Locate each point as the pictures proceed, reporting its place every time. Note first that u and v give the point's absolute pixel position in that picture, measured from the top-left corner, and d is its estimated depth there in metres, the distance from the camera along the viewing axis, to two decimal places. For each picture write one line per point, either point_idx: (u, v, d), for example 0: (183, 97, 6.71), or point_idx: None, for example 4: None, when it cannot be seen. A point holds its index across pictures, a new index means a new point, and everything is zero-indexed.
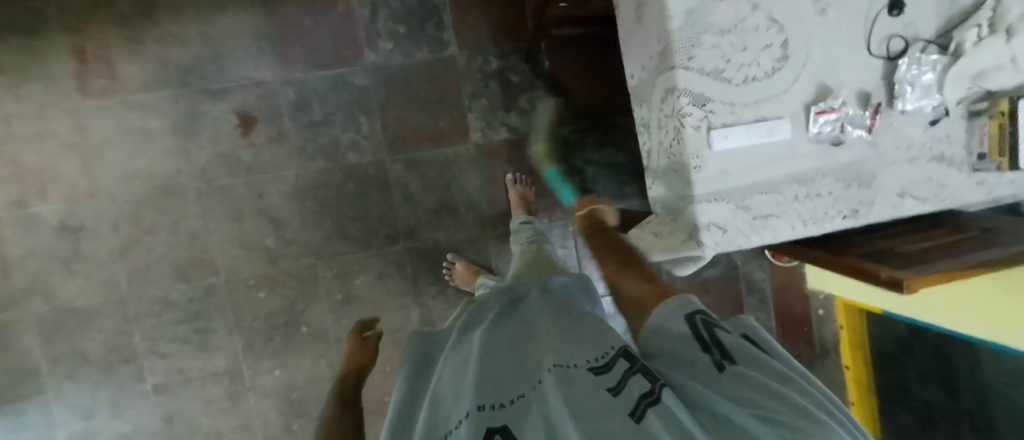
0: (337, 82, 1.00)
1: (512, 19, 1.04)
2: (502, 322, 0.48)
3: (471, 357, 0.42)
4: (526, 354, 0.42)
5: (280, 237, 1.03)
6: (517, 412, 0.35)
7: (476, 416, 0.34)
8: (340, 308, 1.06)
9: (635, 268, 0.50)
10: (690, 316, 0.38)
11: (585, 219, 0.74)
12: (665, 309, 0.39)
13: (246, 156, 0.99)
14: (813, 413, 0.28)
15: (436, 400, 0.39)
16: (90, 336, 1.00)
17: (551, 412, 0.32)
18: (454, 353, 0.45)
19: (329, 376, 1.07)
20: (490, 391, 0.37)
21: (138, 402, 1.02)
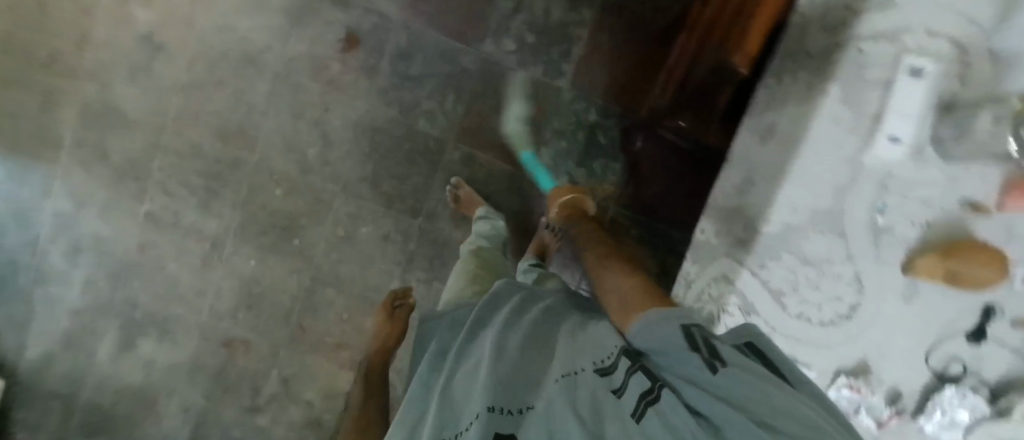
0: (447, 53, 1.01)
1: (632, 84, 1.00)
2: (512, 321, 0.52)
3: (481, 358, 0.47)
4: (530, 359, 0.46)
5: (321, 153, 1.03)
6: (525, 421, 0.39)
7: (484, 419, 0.39)
8: (336, 242, 1.06)
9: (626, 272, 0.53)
10: (685, 326, 0.39)
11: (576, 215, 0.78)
12: (659, 318, 0.40)
13: (333, 69, 1.01)
14: (801, 421, 0.30)
15: (449, 402, 0.45)
16: (118, 141, 1.03)
17: (555, 424, 0.37)
18: (469, 355, 0.50)
19: (293, 293, 1.08)
20: (500, 396, 0.41)
21: (124, 218, 1.05)
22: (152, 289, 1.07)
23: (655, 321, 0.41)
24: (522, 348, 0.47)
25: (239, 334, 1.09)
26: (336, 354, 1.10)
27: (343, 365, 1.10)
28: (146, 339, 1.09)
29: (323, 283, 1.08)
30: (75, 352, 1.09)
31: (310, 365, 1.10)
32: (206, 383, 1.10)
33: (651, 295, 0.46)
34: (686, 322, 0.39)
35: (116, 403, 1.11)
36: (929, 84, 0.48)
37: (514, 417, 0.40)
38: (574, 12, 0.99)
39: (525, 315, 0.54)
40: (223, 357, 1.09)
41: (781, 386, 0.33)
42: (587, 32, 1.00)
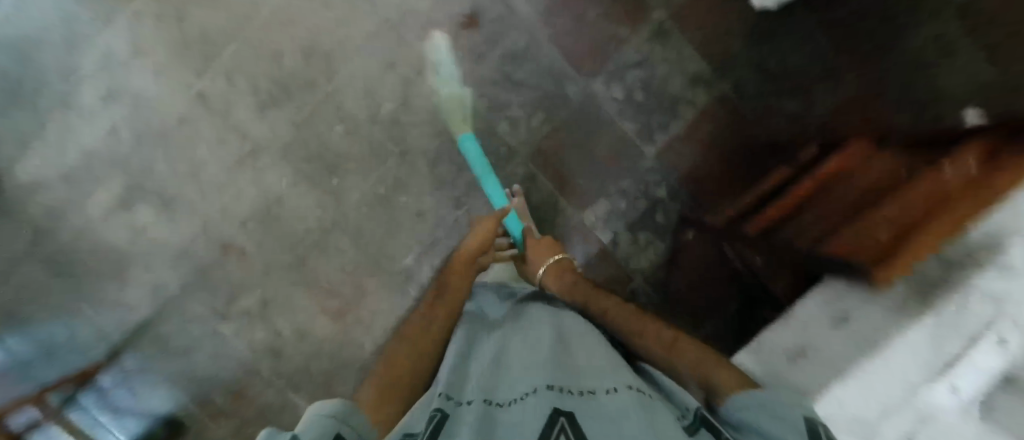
0: (557, 72, 0.99)
1: (708, 181, 1.02)
2: (570, 329, 0.58)
3: (541, 343, 0.52)
4: (590, 362, 0.49)
5: (396, 110, 1.01)
6: (585, 403, 0.41)
7: (546, 395, 0.41)
8: (373, 197, 1.04)
9: (661, 324, 0.60)
10: (811, 418, 0.38)
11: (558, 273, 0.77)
12: (769, 398, 0.41)
13: (443, 39, 0.99)
14: None
15: (505, 370, 0.48)
16: (204, 12, 0.99)
17: (620, 414, 0.38)
18: (526, 336, 0.55)
19: (309, 227, 1.04)
20: (561, 381, 0.44)
21: (174, 87, 1.00)
22: (173, 165, 1.02)
23: (774, 403, 0.40)
24: (581, 351, 0.52)
25: (239, 241, 1.05)
26: (323, 301, 1.06)
27: (325, 313, 1.06)
28: (146, 207, 1.03)
29: (342, 230, 1.05)
30: (67, 191, 1.02)
31: (293, 302, 1.06)
32: (188, 272, 1.05)
33: (708, 351, 0.53)
34: (811, 413, 0.39)
35: (85, 254, 1.03)
36: (1006, 357, 0.51)
37: (575, 397, 0.41)
38: (688, 91, 1.00)
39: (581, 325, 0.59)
40: (216, 255, 1.05)
41: None
42: (693, 114, 1.01)
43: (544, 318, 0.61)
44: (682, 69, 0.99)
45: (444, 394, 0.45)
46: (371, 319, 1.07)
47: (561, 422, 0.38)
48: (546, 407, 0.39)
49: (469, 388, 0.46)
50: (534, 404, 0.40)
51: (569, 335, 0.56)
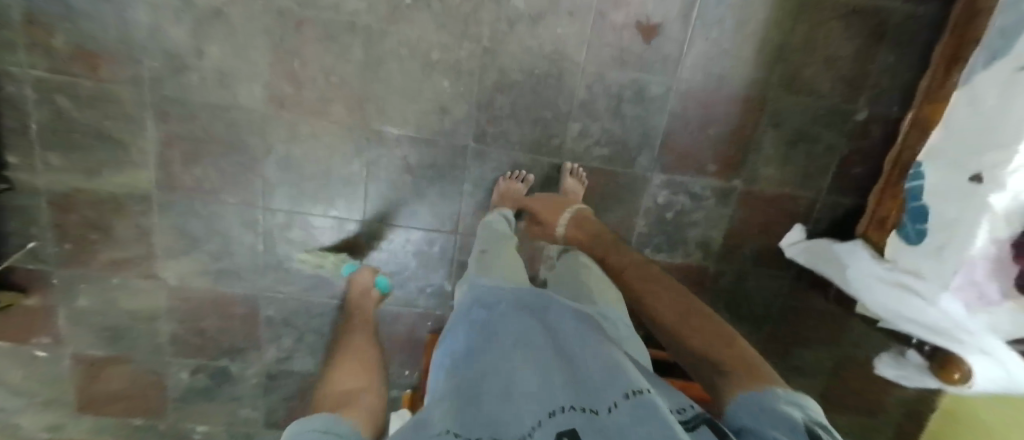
0: (648, 139, 0.97)
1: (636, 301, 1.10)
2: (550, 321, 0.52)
3: (525, 349, 0.46)
4: (582, 363, 0.43)
5: (520, 17, 0.87)
6: (596, 421, 0.35)
7: (558, 422, 0.35)
8: (420, 54, 0.87)
9: (668, 286, 0.59)
10: (804, 417, 0.36)
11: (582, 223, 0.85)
12: (770, 398, 0.38)
13: (613, 15, 0.88)
14: None
15: (491, 385, 0.42)
16: None
17: (638, 423, 0.33)
18: (510, 337, 0.49)
19: (339, 5, 0.82)
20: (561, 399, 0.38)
21: None
22: None
23: (768, 401, 0.38)
24: (567, 349, 0.46)
25: None
26: (276, 79, 0.84)
27: (266, 89, 0.84)
28: None
29: (365, 44, 0.85)
30: None
31: (242, 47, 0.81)
32: None
33: (718, 326, 0.51)
34: (815, 419, 0.36)
35: None
36: None
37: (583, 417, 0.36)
38: (694, 247, 1.07)
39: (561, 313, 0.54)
40: None
41: None
42: (679, 260, 1.08)
43: (519, 307, 0.54)
44: (706, 230, 1.06)
45: (440, 428, 0.36)
46: (305, 139, 0.88)
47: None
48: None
49: (466, 418, 0.38)
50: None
51: (546, 330, 0.50)
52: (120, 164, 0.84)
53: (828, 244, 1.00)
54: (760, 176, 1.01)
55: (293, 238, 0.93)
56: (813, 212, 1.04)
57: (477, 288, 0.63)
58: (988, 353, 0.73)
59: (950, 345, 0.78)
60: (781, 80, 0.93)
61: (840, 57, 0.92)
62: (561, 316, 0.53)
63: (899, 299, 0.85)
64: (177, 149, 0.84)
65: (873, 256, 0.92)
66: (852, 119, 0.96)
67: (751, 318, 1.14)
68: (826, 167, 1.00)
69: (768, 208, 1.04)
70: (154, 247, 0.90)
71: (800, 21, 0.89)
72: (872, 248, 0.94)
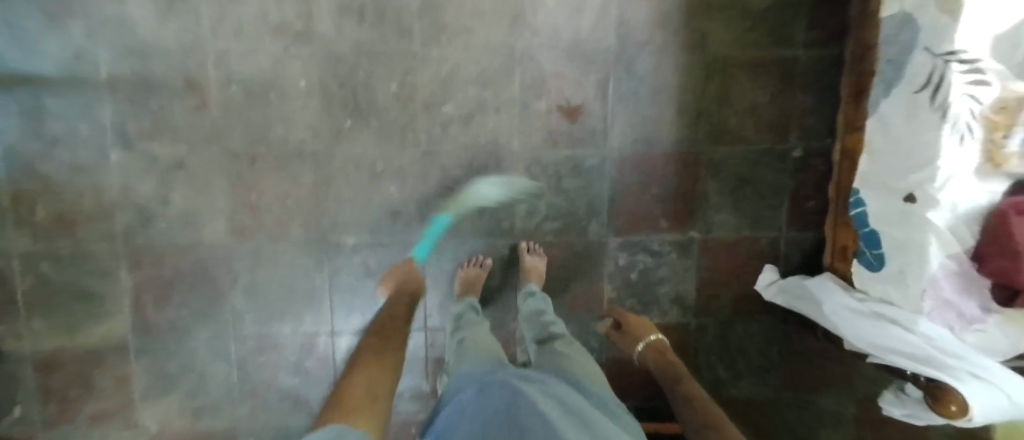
0: (593, 207, 1.01)
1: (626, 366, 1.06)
2: (556, 401, 0.56)
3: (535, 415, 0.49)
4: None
5: (451, 121, 0.96)
6: None
7: None
8: (366, 168, 0.95)
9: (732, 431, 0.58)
10: None
11: (656, 355, 0.83)
12: None
13: (537, 104, 0.96)
14: None
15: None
16: None
17: None
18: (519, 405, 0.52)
19: (289, 138, 0.92)
20: None
21: None
22: None
23: None
24: (576, 429, 0.49)
25: (210, 90, 0.89)
26: (238, 212, 0.91)
27: (228, 223, 0.91)
28: None
29: (315, 168, 0.93)
30: None
31: (201, 192, 0.90)
32: (128, 74, 0.86)
33: None
34: None
35: None
36: None
37: None
38: (668, 304, 1.06)
39: (561, 397, 0.57)
40: (173, 85, 0.87)
41: None
42: (657, 319, 1.06)
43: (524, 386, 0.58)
44: (677, 284, 1.05)
45: None
46: (268, 261, 0.93)
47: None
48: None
49: None
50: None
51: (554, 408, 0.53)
52: (98, 316, 0.90)
53: (801, 282, 0.98)
54: (715, 223, 1.02)
55: (266, 360, 0.95)
56: (780, 250, 1.03)
57: (472, 376, 0.65)
58: (982, 377, 0.69)
59: (942, 376, 0.71)
60: (710, 133, 0.98)
61: (761, 104, 0.96)
62: (563, 400, 0.56)
63: (876, 329, 0.81)
64: (150, 293, 0.90)
65: (842, 288, 0.90)
66: (790, 157, 0.98)
67: (750, 369, 1.08)
68: (777, 204, 1.01)
69: (732, 252, 1.04)
70: (132, 394, 0.93)
71: (712, 81, 0.95)
72: (842, 280, 0.91)
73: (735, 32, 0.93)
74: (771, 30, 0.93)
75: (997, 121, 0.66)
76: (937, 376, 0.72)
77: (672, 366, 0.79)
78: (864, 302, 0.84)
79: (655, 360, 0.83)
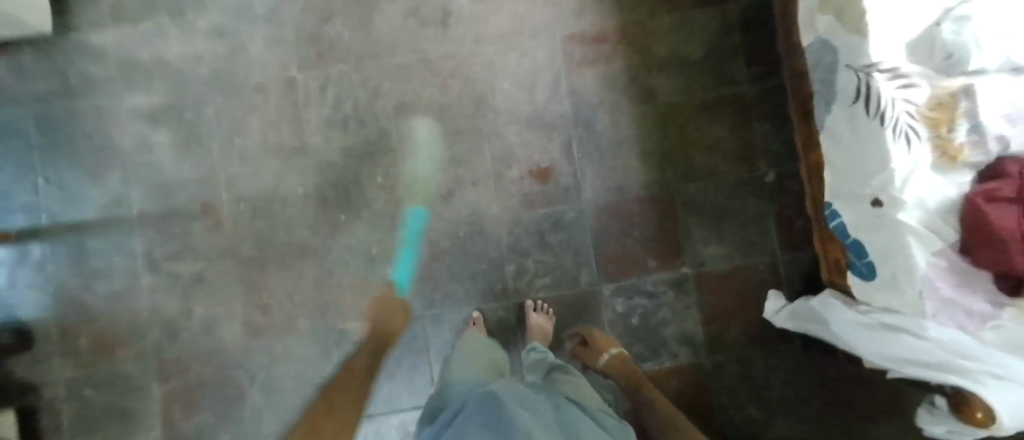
0: (580, 259, 1.03)
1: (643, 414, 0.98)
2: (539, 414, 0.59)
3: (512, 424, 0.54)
4: None
5: (433, 200, 1.03)
6: None
7: None
8: (362, 255, 1.03)
9: None
10: None
11: (614, 358, 0.93)
12: None
13: (510, 172, 1.04)
14: None
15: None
16: (341, 28, 1.02)
17: None
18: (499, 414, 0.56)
19: (291, 239, 1.02)
20: None
21: (272, 66, 1.02)
22: (222, 116, 1.01)
23: None
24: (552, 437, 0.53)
25: (223, 209, 1.01)
26: (252, 313, 1.00)
27: (243, 325, 1.00)
28: (169, 131, 1.01)
29: (317, 262, 1.02)
30: (107, 85, 1.01)
31: (219, 299, 1.00)
32: (155, 207, 1.01)
33: None
34: None
35: (76, 144, 1.01)
36: None
37: None
38: (677, 346, 1.01)
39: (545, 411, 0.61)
40: (191, 210, 1.01)
41: None
42: (668, 365, 1.01)
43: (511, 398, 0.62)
44: (682, 324, 1.01)
45: None
46: (280, 356, 0.99)
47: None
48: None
49: None
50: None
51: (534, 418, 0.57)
52: (133, 430, 0.97)
53: (807, 303, 0.93)
54: (706, 257, 1.02)
55: None
56: (781, 274, 1.01)
57: (467, 393, 0.70)
58: (1001, 377, 0.65)
59: (960, 382, 0.67)
60: (678, 172, 1.03)
61: (720, 138, 1.03)
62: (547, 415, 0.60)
63: (893, 341, 0.75)
64: (178, 401, 0.98)
65: (846, 303, 0.85)
66: (764, 181, 1.02)
67: (781, 404, 0.99)
68: (765, 228, 1.02)
69: (730, 282, 1.02)
70: None
71: (669, 127, 1.04)
72: (844, 295, 0.87)
73: (679, 82, 1.03)
74: (712, 74, 1.03)
75: (937, 118, 0.70)
76: (954, 382, 0.68)
77: (633, 378, 0.92)
78: (871, 314, 0.79)
79: (610, 364, 0.93)
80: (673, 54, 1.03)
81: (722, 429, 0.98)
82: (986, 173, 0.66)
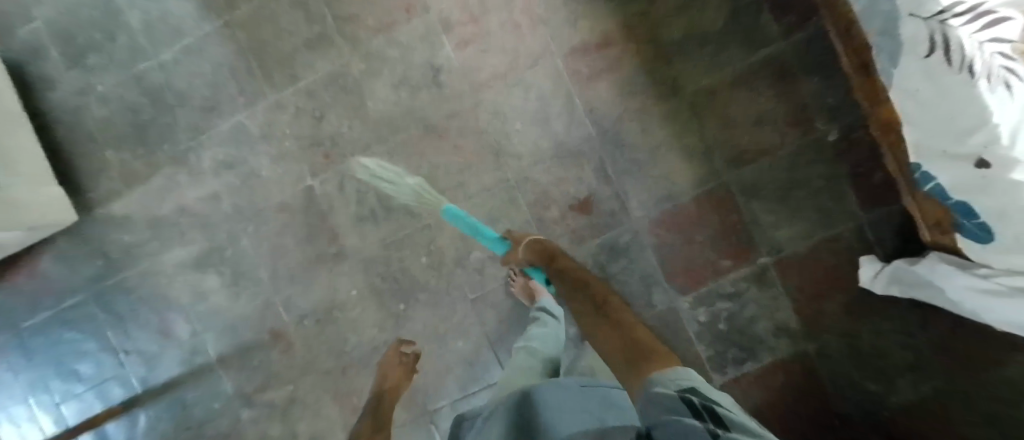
0: (648, 278, 0.97)
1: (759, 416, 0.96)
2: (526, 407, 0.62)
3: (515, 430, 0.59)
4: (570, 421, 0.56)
5: (482, 263, 0.99)
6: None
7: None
8: (431, 336, 1.01)
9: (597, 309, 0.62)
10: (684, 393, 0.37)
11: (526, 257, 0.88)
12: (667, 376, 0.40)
13: (551, 212, 0.98)
14: None
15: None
16: (339, 120, 0.98)
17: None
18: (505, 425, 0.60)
19: (361, 341, 1.01)
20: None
21: (286, 180, 0.99)
22: (257, 244, 1.01)
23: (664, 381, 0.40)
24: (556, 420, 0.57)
25: (290, 331, 1.02)
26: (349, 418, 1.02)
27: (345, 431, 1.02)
28: (215, 274, 1.02)
29: None
30: (145, 247, 1.02)
31: (315, 413, 1.03)
32: (228, 347, 1.03)
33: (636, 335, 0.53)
34: (686, 386, 0.38)
35: (138, 311, 1.04)
36: None
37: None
38: (775, 338, 0.95)
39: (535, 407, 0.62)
40: (262, 340, 1.03)
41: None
42: (770, 360, 0.96)
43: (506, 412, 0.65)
44: (774, 315, 0.95)
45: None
46: None
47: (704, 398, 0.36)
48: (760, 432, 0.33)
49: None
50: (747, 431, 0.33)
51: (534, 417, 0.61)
52: None
53: (910, 267, 0.84)
54: (781, 241, 0.94)
55: None
56: (870, 237, 0.92)
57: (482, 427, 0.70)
58: None
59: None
60: (727, 158, 0.94)
61: (764, 110, 0.92)
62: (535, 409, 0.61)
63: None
64: None
65: (961, 268, 0.75)
66: (826, 142, 0.91)
67: (899, 366, 0.92)
68: (838, 193, 0.92)
69: (815, 260, 0.94)
70: None
71: (704, 115, 0.93)
72: (955, 256, 0.77)
73: (702, 61, 0.92)
74: (737, 41, 0.91)
75: None
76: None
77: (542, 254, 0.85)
78: (995, 279, 0.69)
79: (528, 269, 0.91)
80: (689, 34, 0.92)
81: (841, 405, 0.94)
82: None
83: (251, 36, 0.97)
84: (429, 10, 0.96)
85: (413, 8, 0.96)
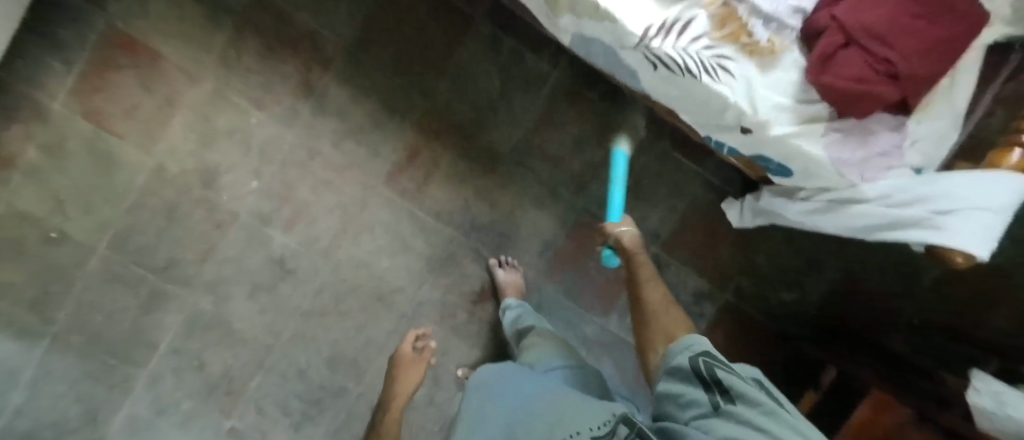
0: (571, 321, 1.02)
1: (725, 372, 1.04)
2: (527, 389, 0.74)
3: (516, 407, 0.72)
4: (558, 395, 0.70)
5: (427, 395, 1.00)
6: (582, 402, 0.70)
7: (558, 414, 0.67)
8: None
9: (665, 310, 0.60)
10: (694, 355, 0.45)
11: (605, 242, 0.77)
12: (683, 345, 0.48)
13: (458, 318, 1.00)
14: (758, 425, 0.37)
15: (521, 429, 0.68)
16: (222, 355, 0.96)
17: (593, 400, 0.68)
18: None
19: None
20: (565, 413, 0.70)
21: (208, 434, 0.96)
22: None
23: (678, 348, 0.49)
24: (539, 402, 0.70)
25: None
26: None
27: None
28: None
29: None
30: None
31: None
32: None
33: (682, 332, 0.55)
34: (700, 350, 0.46)
35: None
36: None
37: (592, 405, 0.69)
38: (697, 305, 1.02)
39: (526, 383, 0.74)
40: None
41: (777, 418, 0.37)
42: (706, 325, 1.02)
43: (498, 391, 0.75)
44: (686, 288, 1.02)
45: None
46: None
47: (712, 361, 0.44)
48: (772, 416, 0.37)
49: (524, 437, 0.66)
50: (785, 428, 0.37)
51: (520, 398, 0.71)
52: None
53: (757, 204, 0.90)
54: (655, 227, 1.00)
55: None
56: (718, 183, 1.00)
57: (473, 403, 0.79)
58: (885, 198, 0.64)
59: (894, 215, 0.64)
60: (572, 187, 0.99)
61: (577, 134, 0.97)
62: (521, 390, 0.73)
63: (844, 217, 0.70)
64: None
65: (788, 197, 0.80)
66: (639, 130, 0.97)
67: (801, 269, 1.00)
68: (675, 164, 0.98)
69: (691, 227, 1.01)
70: None
71: (531, 163, 0.98)
72: (779, 189, 0.83)
73: (502, 122, 0.96)
74: (521, 90, 0.95)
75: (733, 30, 0.61)
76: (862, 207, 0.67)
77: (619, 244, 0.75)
78: (813, 200, 0.74)
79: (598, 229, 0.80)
80: (477, 105, 0.96)
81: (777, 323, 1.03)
82: (806, 36, 0.61)
83: (88, 335, 0.93)
84: (239, 214, 0.94)
85: (223, 221, 0.94)
